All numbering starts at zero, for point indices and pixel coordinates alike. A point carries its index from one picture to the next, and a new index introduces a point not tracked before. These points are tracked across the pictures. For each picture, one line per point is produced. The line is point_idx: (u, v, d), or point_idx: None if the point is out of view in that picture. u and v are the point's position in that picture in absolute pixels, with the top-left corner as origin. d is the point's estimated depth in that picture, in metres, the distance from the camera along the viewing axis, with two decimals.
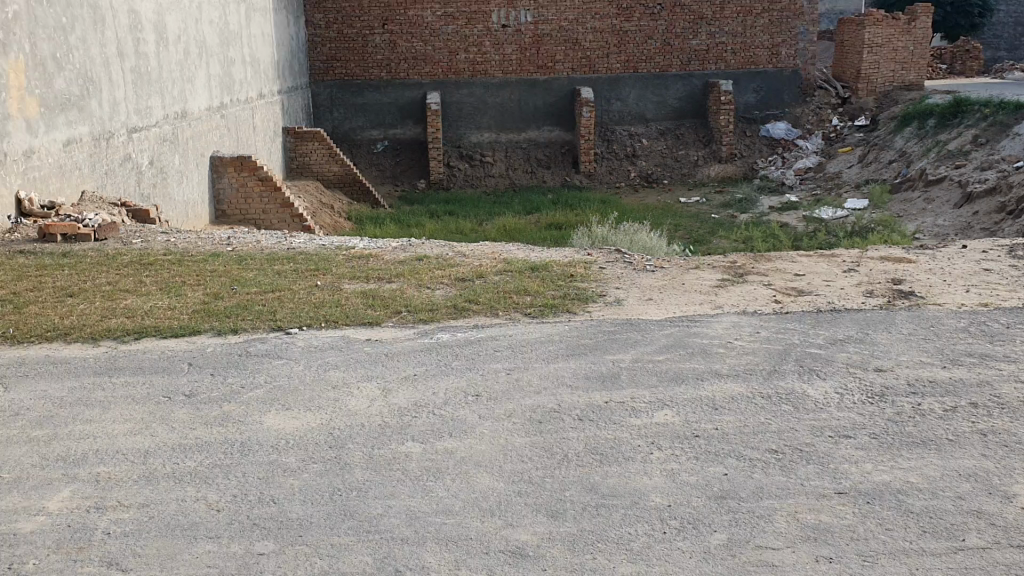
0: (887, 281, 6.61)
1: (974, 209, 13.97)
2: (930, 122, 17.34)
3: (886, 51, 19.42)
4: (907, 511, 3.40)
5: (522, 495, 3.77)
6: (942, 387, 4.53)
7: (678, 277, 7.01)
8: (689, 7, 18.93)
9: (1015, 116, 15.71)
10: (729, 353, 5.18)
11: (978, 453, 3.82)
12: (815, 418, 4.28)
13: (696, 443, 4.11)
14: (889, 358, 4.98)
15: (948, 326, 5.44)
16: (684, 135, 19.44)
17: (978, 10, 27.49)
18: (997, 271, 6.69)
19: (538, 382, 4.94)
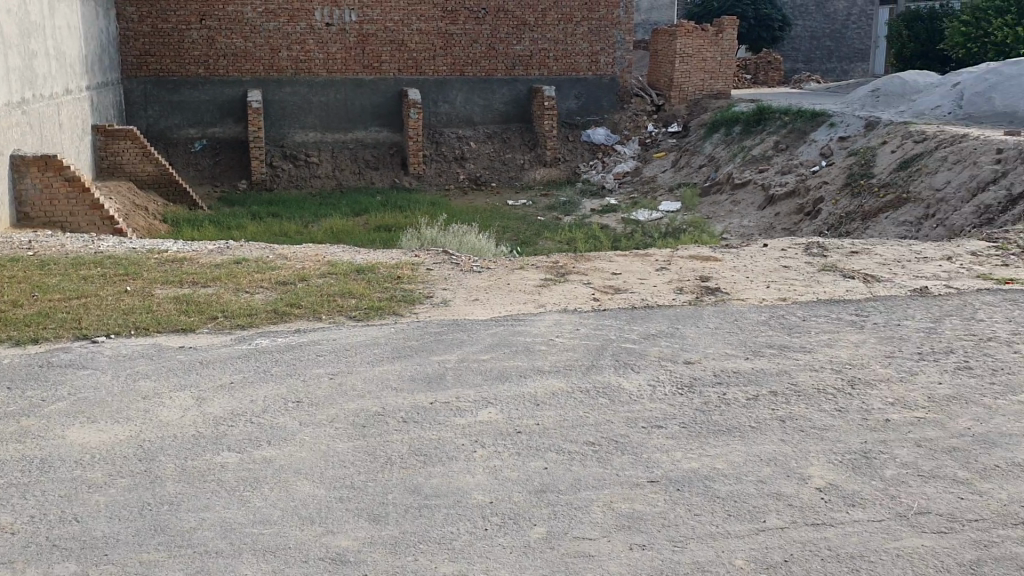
0: (696, 279, 6.94)
1: (776, 210, 14.95)
2: (736, 129, 18.37)
3: (695, 61, 20.47)
4: (714, 496, 3.58)
5: (343, 500, 3.71)
6: (745, 377, 4.81)
7: (503, 277, 7.10)
8: (512, 12, 19.26)
9: (812, 123, 16.90)
10: (551, 350, 5.27)
11: (778, 438, 4.06)
12: (629, 410, 4.44)
13: (518, 439, 4.17)
14: (696, 351, 5.23)
15: (750, 320, 5.77)
16: (510, 138, 19.75)
17: (778, 24, 29.38)
18: (794, 267, 7.15)
19: (362, 385, 4.88)
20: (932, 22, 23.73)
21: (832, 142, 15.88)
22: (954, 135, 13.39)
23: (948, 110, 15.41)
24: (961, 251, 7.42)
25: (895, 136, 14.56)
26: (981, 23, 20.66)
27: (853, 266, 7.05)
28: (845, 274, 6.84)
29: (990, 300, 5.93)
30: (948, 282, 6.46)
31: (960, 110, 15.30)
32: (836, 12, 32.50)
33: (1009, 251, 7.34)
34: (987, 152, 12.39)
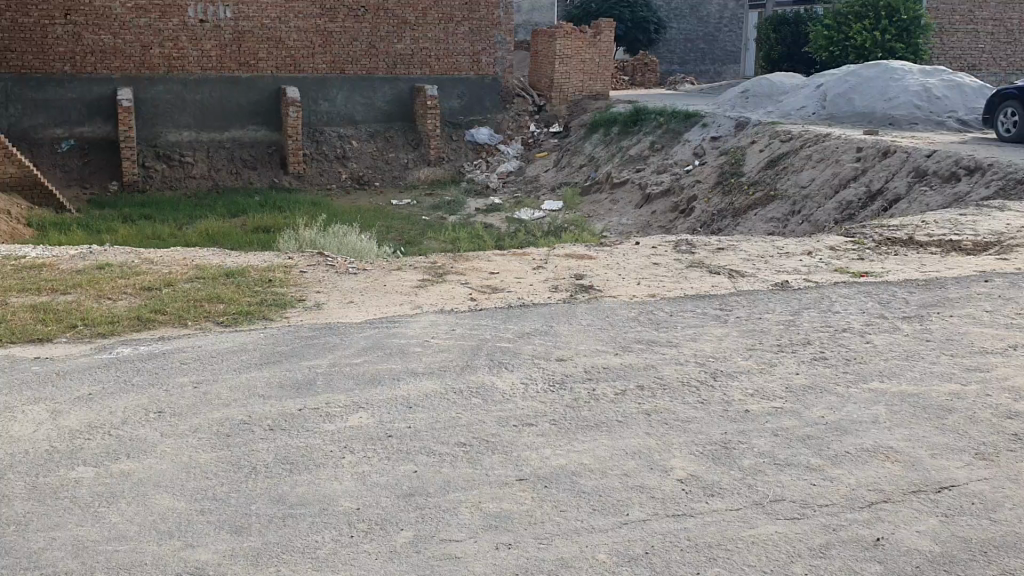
0: (571, 277, 7.02)
1: (653, 208, 15.30)
2: (615, 129, 18.73)
3: (575, 62, 20.86)
4: (580, 491, 3.63)
5: (205, 512, 3.60)
6: (614, 372, 4.90)
7: (379, 278, 7.01)
8: (392, 11, 19.11)
9: (685, 124, 17.42)
10: (425, 352, 5.22)
11: (643, 432, 4.15)
12: (501, 409, 4.44)
13: (388, 443, 4.12)
14: (569, 348, 5.28)
15: (621, 316, 5.87)
16: (393, 137, 19.57)
17: (653, 27, 30.10)
18: (664, 264, 7.33)
19: (228, 394, 4.74)
20: (798, 26, 24.74)
21: (705, 142, 16.39)
22: (817, 135, 14.02)
23: (813, 110, 16.11)
24: (820, 246, 7.76)
25: (763, 135, 15.14)
26: (842, 28, 21.65)
27: (720, 262, 7.27)
28: (712, 270, 7.05)
29: (845, 292, 6.21)
30: (807, 276, 6.74)
31: (823, 110, 16.01)
32: (709, 16, 33.54)
33: (864, 246, 7.71)
34: (847, 151, 13.02)
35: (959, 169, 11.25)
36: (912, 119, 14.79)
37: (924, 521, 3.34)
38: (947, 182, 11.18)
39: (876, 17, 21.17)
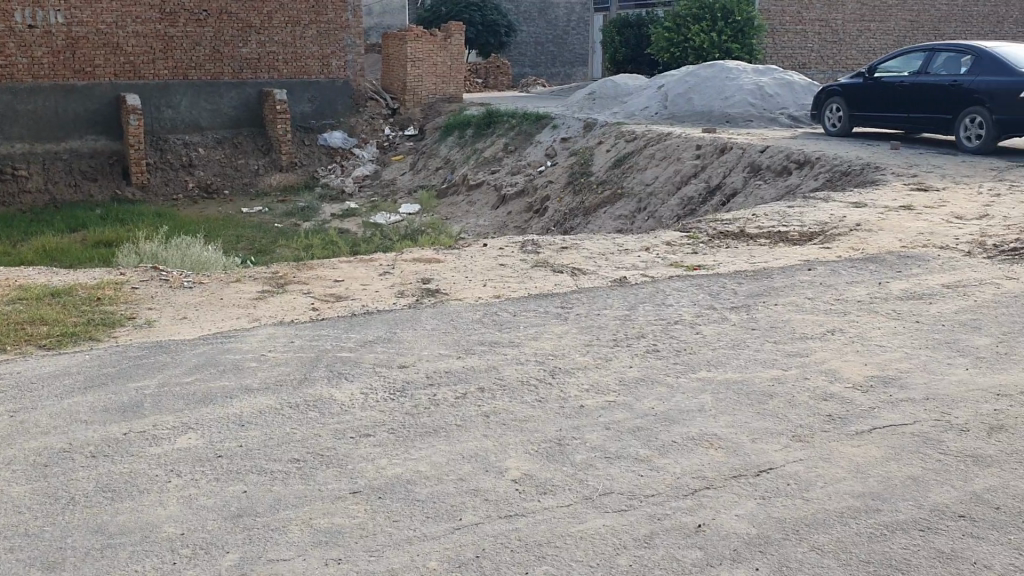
0: (417, 281, 6.98)
1: (508, 209, 15.43)
2: (469, 131, 18.80)
3: (426, 65, 20.86)
4: (414, 500, 3.60)
5: (16, 549, 3.38)
6: (456, 376, 4.86)
7: (217, 292, 6.79)
8: (237, 15, 18.60)
9: (537, 126, 17.68)
10: (260, 366, 5.07)
11: (480, 435, 4.15)
12: (338, 421, 4.35)
13: (218, 463, 3.98)
14: (411, 354, 5.22)
15: (466, 319, 5.86)
16: (242, 143, 19.02)
17: (503, 30, 30.39)
18: (509, 265, 7.39)
19: (48, 421, 4.48)
20: (641, 28, 25.49)
21: (556, 143, 16.67)
22: (660, 134, 14.49)
23: (656, 110, 16.62)
24: (657, 242, 8.00)
25: (611, 136, 15.53)
26: (681, 29, 22.40)
27: (564, 262, 7.40)
28: (555, 269, 7.16)
29: (679, 286, 6.42)
30: (645, 271, 6.93)
31: (665, 110, 16.55)
32: (557, 19, 34.17)
33: (698, 240, 8.00)
34: (688, 149, 13.51)
35: (789, 163, 11.81)
36: (748, 117, 15.47)
37: (742, 504, 3.49)
38: (779, 176, 11.71)
39: (713, 19, 22.00)
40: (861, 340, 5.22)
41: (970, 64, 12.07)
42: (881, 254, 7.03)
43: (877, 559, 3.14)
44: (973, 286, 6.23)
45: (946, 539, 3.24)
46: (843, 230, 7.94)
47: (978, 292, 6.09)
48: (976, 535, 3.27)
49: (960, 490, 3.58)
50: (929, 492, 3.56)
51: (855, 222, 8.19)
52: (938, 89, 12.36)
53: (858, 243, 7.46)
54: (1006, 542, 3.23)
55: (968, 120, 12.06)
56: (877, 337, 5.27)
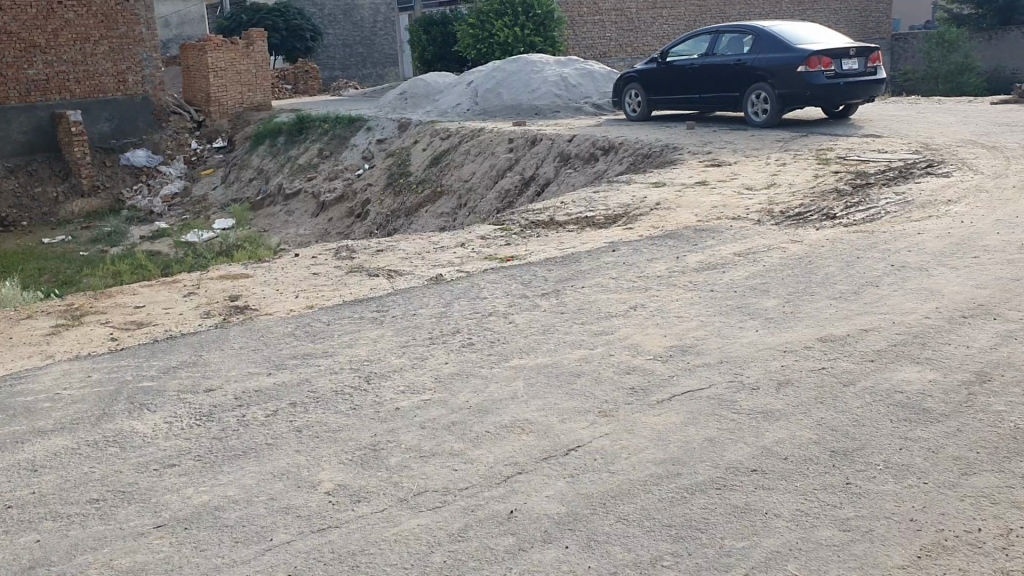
0: (225, 299, 6.74)
1: (328, 215, 15.17)
2: (280, 139, 18.39)
3: (231, 74, 20.25)
4: (222, 526, 3.48)
5: None
6: (266, 394, 4.71)
7: (7, 331, 6.34)
8: (18, 35, 17.33)
9: (350, 129, 17.51)
10: (56, 406, 4.76)
11: (292, 450, 4.05)
12: (140, 455, 4.14)
13: (9, 515, 3.72)
14: (219, 376, 5.03)
15: (277, 332, 5.71)
16: (37, 170, 17.84)
17: (309, 35, 29.84)
18: (323, 273, 7.27)
19: None
20: (446, 26, 25.66)
21: (371, 146, 16.56)
22: (472, 130, 14.66)
23: (467, 106, 16.77)
24: (471, 236, 8.07)
25: (425, 135, 15.58)
26: (485, 25, 22.64)
27: (378, 264, 7.35)
28: (369, 273, 7.09)
29: (491, 278, 6.49)
30: (460, 267, 6.98)
31: (476, 106, 16.72)
32: (363, 20, 33.87)
33: (510, 232, 8.13)
34: (500, 143, 13.72)
35: (596, 150, 12.18)
36: (555, 108, 15.88)
37: (552, 485, 3.57)
38: (588, 163, 12.07)
39: (514, 14, 22.41)
40: (661, 312, 5.45)
41: (752, 44, 12.78)
42: (679, 230, 7.35)
43: (679, 522, 3.28)
44: (762, 252, 6.62)
45: (742, 495, 3.43)
46: (645, 210, 8.26)
47: (767, 257, 6.47)
48: (767, 487, 3.47)
49: (752, 445, 3.79)
50: (724, 451, 3.75)
51: (656, 202, 8.52)
52: (726, 69, 13.04)
53: (659, 221, 7.78)
54: (794, 489, 3.46)
55: (754, 96, 12.78)
56: (676, 308, 5.51)
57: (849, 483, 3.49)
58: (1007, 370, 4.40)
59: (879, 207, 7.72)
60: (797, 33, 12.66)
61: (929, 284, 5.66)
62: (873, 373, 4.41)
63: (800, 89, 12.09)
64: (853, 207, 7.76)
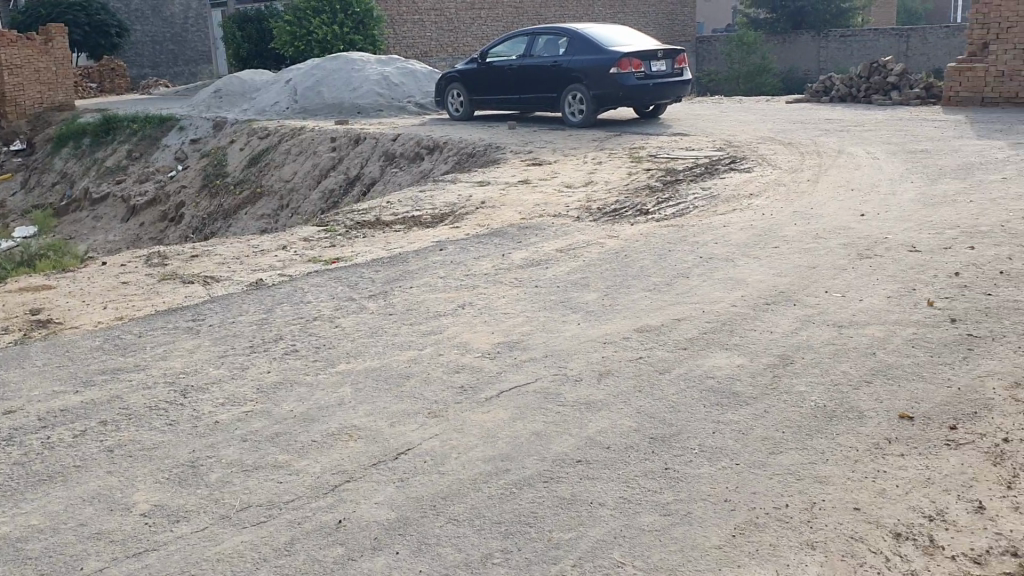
0: (26, 313, 6.28)
1: (140, 220, 14.40)
2: (85, 141, 17.37)
3: (28, 72, 18.82)
4: (26, 559, 3.24)
5: None
6: (73, 414, 4.42)
7: None
8: None
9: (161, 130, 16.78)
10: None
11: (104, 472, 3.82)
12: None
13: None
14: (19, 397, 4.67)
15: (83, 347, 5.37)
16: None
17: (115, 30, 28.32)
18: (134, 282, 6.91)
19: None
20: (261, 23, 24.96)
21: (185, 146, 15.91)
22: (292, 130, 14.32)
23: (286, 105, 16.34)
24: (293, 239, 7.86)
25: (242, 134, 15.12)
26: (301, 22, 22.17)
27: (193, 271, 7.04)
28: (185, 280, 6.79)
29: (316, 282, 6.34)
30: (282, 271, 6.79)
31: (295, 105, 16.34)
32: (173, 16, 32.38)
33: (334, 233, 7.99)
34: (322, 143, 13.48)
35: (419, 149, 12.18)
36: (377, 107, 15.76)
37: (382, 491, 3.53)
38: (412, 162, 12.04)
39: (331, 12, 22.15)
40: (488, 310, 5.50)
41: (566, 45, 13.12)
42: (503, 228, 7.44)
43: (508, 518, 3.31)
44: (582, 248, 6.80)
45: (567, 486, 3.51)
46: (469, 209, 8.31)
47: (587, 253, 6.65)
48: (592, 477, 3.57)
49: (576, 436, 3.88)
50: (550, 445, 3.82)
51: (479, 201, 8.59)
52: (543, 69, 13.32)
53: (483, 219, 7.85)
54: (617, 478, 3.56)
55: (570, 97, 13.11)
56: (502, 305, 5.57)
57: (667, 468, 3.63)
58: (806, 352, 4.70)
59: (688, 202, 8.09)
60: (608, 35, 13.10)
61: (736, 274, 5.98)
62: (687, 360, 4.62)
63: (613, 89, 12.51)
64: (665, 202, 8.10)
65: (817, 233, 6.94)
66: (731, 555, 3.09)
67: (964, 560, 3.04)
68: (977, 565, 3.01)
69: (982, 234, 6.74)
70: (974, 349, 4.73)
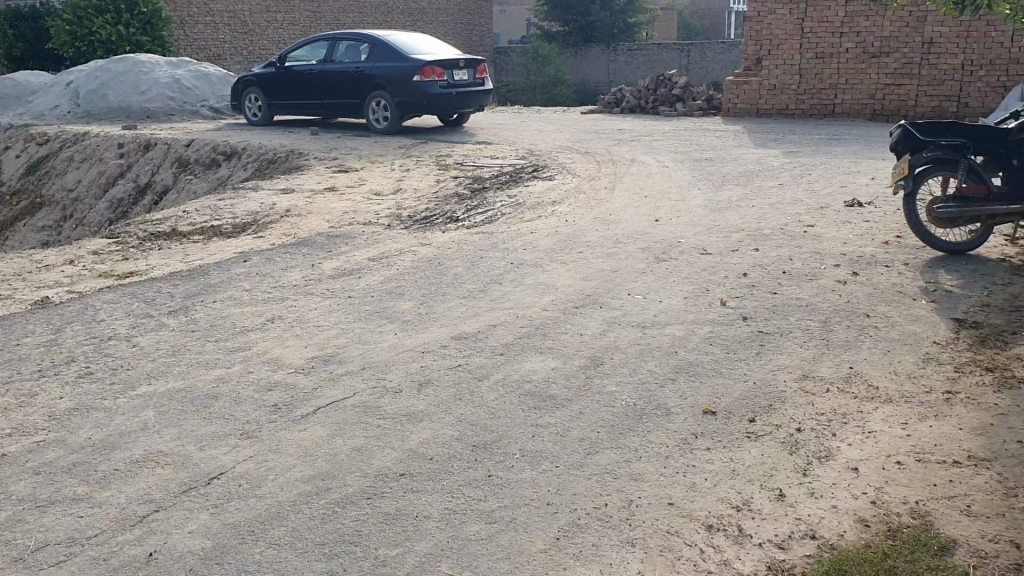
0: None
1: None
2: None
3: None
4: None
5: None
6: None
7: None
8: None
9: None
10: None
11: None
12: None
13: None
14: None
15: None
16: None
17: None
18: None
19: None
20: (37, 22, 23.25)
21: None
22: (75, 136, 13.40)
23: (66, 109, 15.28)
24: (82, 252, 7.34)
25: (18, 139, 14.01)
26: (83, 21, 20.83)
27: None
28: None
29: (109, 298, 5.94)
30: (70, 287, 6.32)
31: (78, 109, 15.31)
32: None
33: (127, 245, 7.53)
34: (109, 149, 12.70)
35: (216, 155, 11.69)
36: (168, 112, 15.00)
37: (195, 519, 3.35)
38: (209, 169, 11.54)
39: (116, 12, 20.96)
40: (299, 323, 5.34)
41: (368, 51, 13.01)
42: (311, 237, 7.26)
43: (332, 539, 3.22)
44: (394, 256, 6.75)
45: (391, 501, 3.45)
46: (273, 218, 8.06)
47: (399, 261, 6.60)
48: (416, 490, 3.53)
49: (398, 449, 3.84)
50: (371, 460, 3.75)
51: (284, 209, 8.35)
52: (345, 74, 13.13)
53: (290, 229, 7.64)
54: (441, 489, 3.55)
55: (373, 104, 12.97)
56: (314, 318, 5.43)
57: (490, 476, 3.65)
58: (615, 353, 4.87)
59: (496, 209, 8.20)
60: (410, 43, 13.09)
61: (545, 279, 6.11)
62: (504, 366, 4.67)
63: (417, 97, 12.49)
64: (474, 210, 8.17)
65: (617, 238, 7.21)
66: (556, 559, 3.15)
67: (770, 546, 3.24)
68: (781, 549, 3.21)
69: (763, 236, 7.23)
70: (765, 344, 5.06)
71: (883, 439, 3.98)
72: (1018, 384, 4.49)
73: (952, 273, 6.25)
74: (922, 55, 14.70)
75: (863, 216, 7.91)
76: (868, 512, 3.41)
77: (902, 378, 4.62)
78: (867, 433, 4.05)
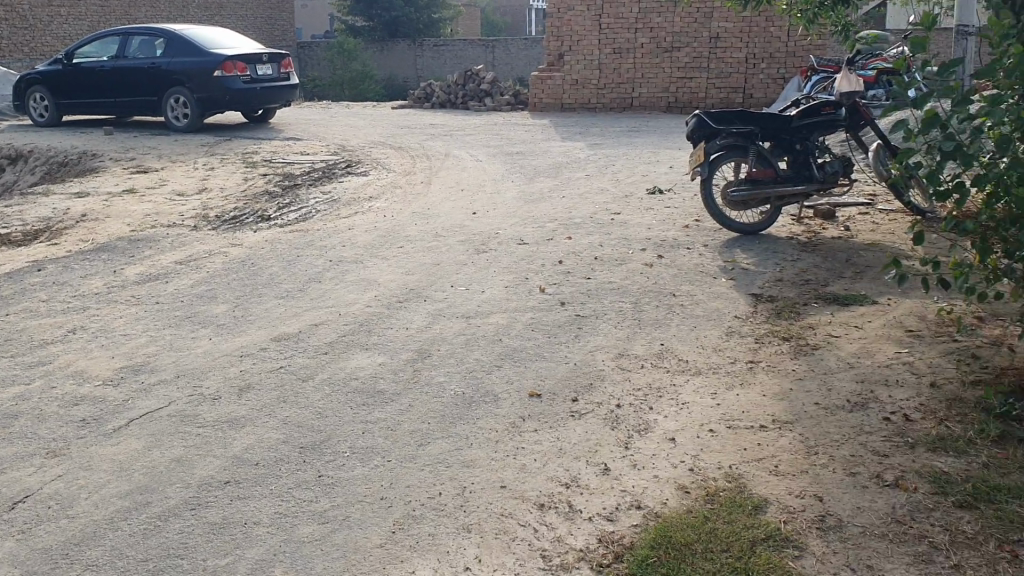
0: None
1: None
2: None
3: None
4: None
5: None
6: None
7: None
8: None
9: None
10: None
11: None
12: None
13: None
14: None
15: None
16: None
17: None
18: None
19: None
20: None
21: None
22: None
23: None
24: None
25: None
26: None
27: None
28: None
29: None
30: None
31: None
32: None
33: None
34: None
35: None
36: None
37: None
38: None
39: None
40: (104, 332, 5.05)
41: (163, 46, 12.42)
42: (111, 242, 6.86)
43: (155, 554, 3.07)
44: (204, 258, 6.49)
45: (217, 511, 3.33)
46: (68, 223, 7.56)
47: (210, 263, 6.36)
48: (243, 496, 3.42)
49: (221, 456, 3.70)
50: (193, 469, 3.60)
51: (80, 213, 7.85)
52: (139, 71, 12.47)
53: (87, 234, 7.20)
54: (270, 493, 3.45)
55: (172, 101, 12.37)
56: (119, 327, 5.14)
57: (320, 476, 3.58)
58: (441, 344, 4.90)
59: (309, 206, 8.04)
60: (209, 37, 12.59)
61: (367, 275, 6.06)
62: (328, 365, 4.59)
63: (218, 93, 12.02)
64: (286, 207, 7.98)
65: (436, 231, 7.24)
66: (393, 552, 3.14)
67: (599, 519, 3.35)
68: (610, 522, 3.33)
69: (575, 225, 7.46)
70: (583, 327, 5.22)
71: (696, 409, 4.20)
72: (812, 350, 4.84)
73: (748, 252, 6.67)
74: (710, 50, 15.67)
75: (665, 202, 8.29)
76: (688, 480, 3.59)
77: (709, 351, 4.89)
78: (680, 405, 4.26)
